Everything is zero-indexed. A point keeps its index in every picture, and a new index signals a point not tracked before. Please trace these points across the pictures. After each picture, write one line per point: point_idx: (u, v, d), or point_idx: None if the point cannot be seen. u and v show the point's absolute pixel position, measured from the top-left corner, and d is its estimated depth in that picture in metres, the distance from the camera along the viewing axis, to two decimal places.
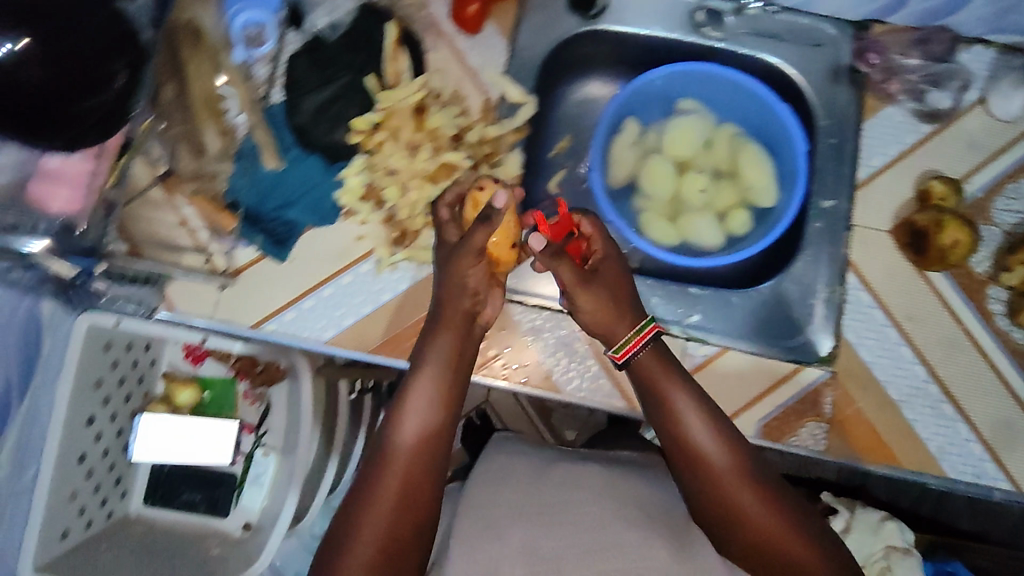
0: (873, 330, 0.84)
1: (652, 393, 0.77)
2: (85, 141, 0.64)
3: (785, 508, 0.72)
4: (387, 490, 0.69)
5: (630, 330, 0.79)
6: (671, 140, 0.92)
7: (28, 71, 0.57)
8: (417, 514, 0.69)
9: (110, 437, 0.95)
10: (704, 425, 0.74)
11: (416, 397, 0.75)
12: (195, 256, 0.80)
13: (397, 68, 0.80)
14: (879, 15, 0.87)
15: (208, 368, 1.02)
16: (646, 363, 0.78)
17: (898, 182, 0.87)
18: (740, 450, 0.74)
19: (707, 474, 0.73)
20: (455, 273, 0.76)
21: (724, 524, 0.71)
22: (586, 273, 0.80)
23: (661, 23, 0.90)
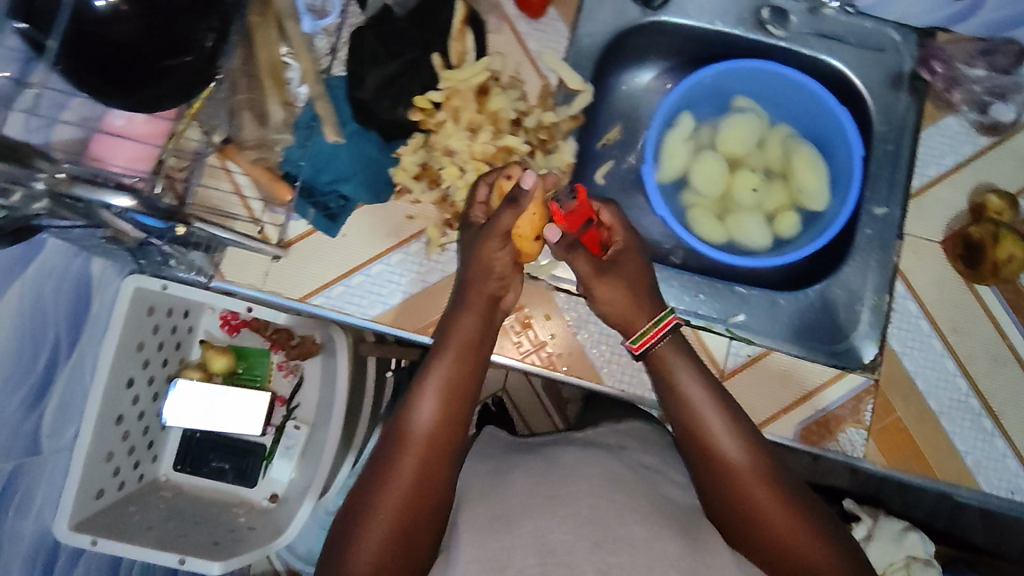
0: (919, 339, 0.83)
1: (667, 384, 0.75)
2: (168, 103, 0.58)
3: (807, 509, 0.68)
4: (398, 470, 0.66)
5: (650, 321, 0.76)
6: (726, 137, 0.91)
7: (118, 25, 0.52)
8: (427, 498, 0.66)
9: (147, 400, 0.95)
10: (722, 417, 0.71)
11: (432, 374, 0.72)
12: (248, 225, 0.80)
13: (462, 48, 0.79)
14: (946, 23, 0.87)
15: (244, 338, 1.04)
16: (663, 351, 0.76)
17: (953, 193, 0.86)
18: (757, 444, 0.70)
19: (724, 468, 0.69)
20: (484, 255, 0.76)
21: (742, 523, 0.67)
22: (604, 263, 0.78)
23: (724, 19, 0.89)
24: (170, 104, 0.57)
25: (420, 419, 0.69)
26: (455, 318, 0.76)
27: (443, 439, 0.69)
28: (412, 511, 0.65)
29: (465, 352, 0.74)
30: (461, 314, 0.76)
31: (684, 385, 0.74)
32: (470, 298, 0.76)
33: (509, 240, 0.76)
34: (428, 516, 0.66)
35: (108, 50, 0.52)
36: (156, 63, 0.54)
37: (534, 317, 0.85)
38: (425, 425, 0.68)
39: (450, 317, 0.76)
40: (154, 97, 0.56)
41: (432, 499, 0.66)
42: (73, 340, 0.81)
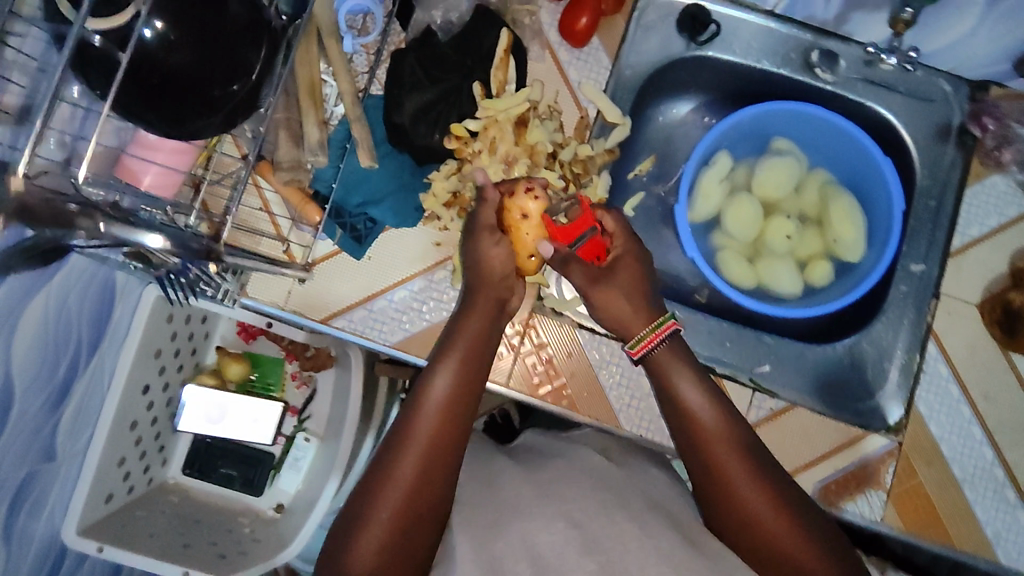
0: (946, 404, 0.82)
1: (669, 391, 0.69)
2: (209, 131, 0.55)
3: (826, 530, 0.60)
4: (392, 475, 0.58)
5: (647, 325, 0.73)
6: (763, 180, 0.89)
7: (171, 55, 0.49)
8: (424, 512, 0.58)
9: (160, 405, 0.95)
10: (722, 425, 0.65)
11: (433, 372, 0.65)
12: (275, 244, 0.80)
13: (504, 76, 0.77)
14: (1002, 78, 0.84)
15: (260, 346, 1.04)
16: (662, 356, 0.71)
17: (994, 255, 0.84)
18: (761, 454, 0.64)
19: (725, 479, 0.62)
20: (482, 257, 0.72)
21: (745, 541, 0.60)
22: (600, 271, 0.76)
23: (772, 59, 0.87)
24: (212, 132, 0.56)
25: (417, 419, 0.61)
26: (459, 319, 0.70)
27: (444, 441, 0.60)
28: (407, 525, 0.57)
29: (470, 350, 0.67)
30: (466, 318, 0.70)
31: (685, 392, 0.68)
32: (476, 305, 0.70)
33: (504, 237, 0.73)
34: (423, 531, 0.58)
35: (155, 81, 0.50)
36: (203, 95, 0.52)
37: (554, 353, 0.83)
38: (431, 405, 0.62)
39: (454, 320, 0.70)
40: (195, 126, 0.54)
41: (427, 511, 0.58)
42: (94, 347, 0.80)
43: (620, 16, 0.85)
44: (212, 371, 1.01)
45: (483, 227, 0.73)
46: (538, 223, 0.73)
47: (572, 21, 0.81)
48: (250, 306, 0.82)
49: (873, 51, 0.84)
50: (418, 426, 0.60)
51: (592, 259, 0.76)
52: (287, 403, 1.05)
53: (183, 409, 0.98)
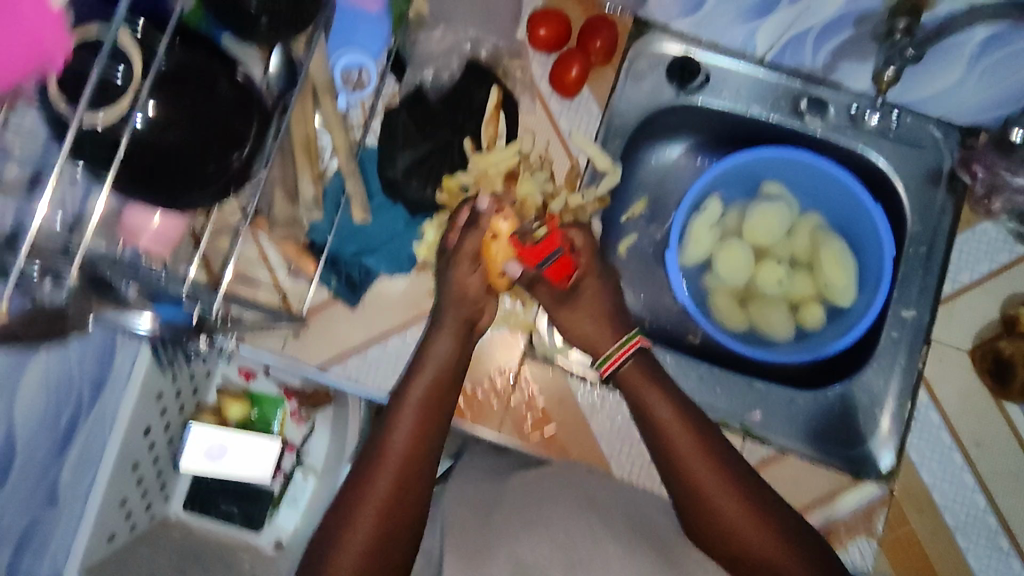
0: (938, 452, 0.82)
1: (632, 396, 0.74)
2: (201, 202, 0.56)
3: (776, 517, 0.66)
4: (383, 463, 0.66)
5: (619, 341, 0.76)
6: (753, 225, 0.90)
7: (168, 137, 0.49)
8: (412, 494, 0.65)
9: (161, 445, 0.96)
10: (680, 427, 0.70)
11: (414, 378, 0.72)
12: (272, 294, 0.81)
13: (495, 130, 0.79)
14: (990, 125, 0.84)
15: (259, 386, 1.07)
16: (627, 369, 0.74)
17: (986, 302, 0.84)
18: (717, 447, 0.70)
19: (683, 473, 0.68)
20: (456, 282, 0.76)
21: (702, 525, 0.67)
22: (567, 291, 0.78)
23: (761, 105, 0.87)
24: (200, 202, 0.55)
25: (403, 415, 0.69)
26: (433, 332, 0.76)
27: (427, 432, 0.69)
28: (398, 505, 0.64)
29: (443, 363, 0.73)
30: (436, 334, 0.75)
31: (647, 398, 0.73)
32: (447, 324, 0.76)
33: (479, 262, 0.76)
34: (413, 511, 0.65)
35: (150, 161, 0.49)
36: (195, 171, 0.51)
37: (546, 400, 0.84)
38: (415, 406, 0.69)
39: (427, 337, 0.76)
40: (188, 200, 0.54)
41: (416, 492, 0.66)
42: (95, 396, 0.81)
43: (610, 65, 0.86)
44: (213, 409, 1.04)
45: (465, 256, 0.75)
46: (509, 242, 0.74)
47: (562, 73, 0.82)
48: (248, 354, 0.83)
49: (856, 113, 0.86)
50: (405, 419, 0.68)
51: (561, 278, 0.76)
52: (286, 441, 1.08)
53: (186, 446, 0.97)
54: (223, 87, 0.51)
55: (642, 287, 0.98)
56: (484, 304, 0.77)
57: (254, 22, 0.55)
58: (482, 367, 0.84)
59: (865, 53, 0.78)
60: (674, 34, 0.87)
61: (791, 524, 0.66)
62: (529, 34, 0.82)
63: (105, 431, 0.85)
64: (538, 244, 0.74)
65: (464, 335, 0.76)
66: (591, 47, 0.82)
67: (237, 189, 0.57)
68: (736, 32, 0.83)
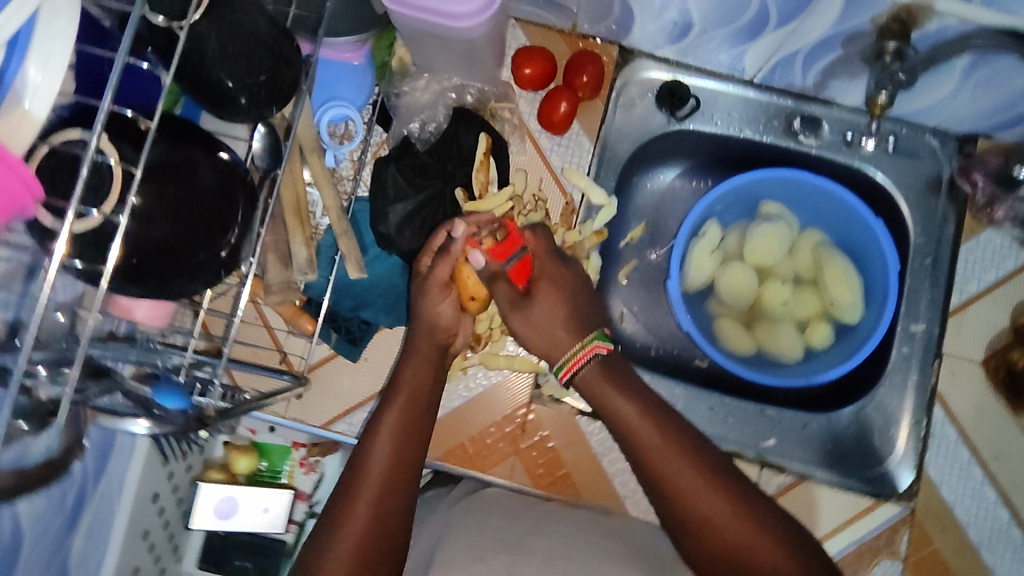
0: (958, 467, 0.81)
1: (603, 409, 0.67)
2: (195, 290, 0.54)
3: (781, 523, 0.59)
4: (355, 498, 0.60)
5: (573, 346, 0.70)
6: (754, 247, 0.88)
7: (156, 229, 0.48)
8: (390, 530, 0.60)
9: (171, 508, 0.95)
10: (658, 436, 0.63)
11: (386, 407, 0.67)
12: (272, 354, 0.80)
13: (486, 178, 0.78)
14: (988, 131, 0.83)
15: (265, 437, 1.04)
16: (589, 377, 0.68)
17: (995, 310, 0.83)
18: (703, 451, 0.63)
19: (670, 488, 0.61)
20: (428, 311, 0.72)
21: (699, 545, 0.60)
22: (525, 296, 0.71)
23: (754, 126, 0.86)
24: (192, 291, 0.53)
25: (374, 447, 0.63)
26: (405, 360, 0.73)
27: (400, 461, 0.63)
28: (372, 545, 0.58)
29: (416, 390, 0.69)
30: (411, 360, 0.72)
31: (620, 408, 0.66)
32: (420, 349, 0.72)
33: (451, 290, 0.72)
34: (389, 549, 0.59)
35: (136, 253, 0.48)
36: (185, 262, 0.50)
37: (557, 442, 0.83)
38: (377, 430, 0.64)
39: (400, 365, 0.72)
40: (183, 289, 0.52)
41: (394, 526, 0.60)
42: (99, 469, 0.78)
43: (597, 98, 0.86)
44: (220, 466, 1.03)
45: (437, 287, 0.71)
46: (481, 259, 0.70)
47: (551, 110, 0.81)
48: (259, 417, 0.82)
49: (851, 136, 0.85)
50: (377, 453, 0.63)
51: (524, 282, 0.72)
52: (296, 491, 1.04)
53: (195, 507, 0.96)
54: (205, 175, 0.50)
55: (644, 315, 0.96)
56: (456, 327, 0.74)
57: (232, 101, 0.53)
58: (490, 413, 0.83)
59: (855, 71, 0.76)
60: (660, 60, 0.86)
61: (799, 530, 0.60)
62: (514, 74, 0.82)
63: (113, 504, 0.81)
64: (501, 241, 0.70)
65: (439, 361, 0.73)
66: (577, 83, 0.82)
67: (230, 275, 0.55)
68: (723, 56, 0.82)
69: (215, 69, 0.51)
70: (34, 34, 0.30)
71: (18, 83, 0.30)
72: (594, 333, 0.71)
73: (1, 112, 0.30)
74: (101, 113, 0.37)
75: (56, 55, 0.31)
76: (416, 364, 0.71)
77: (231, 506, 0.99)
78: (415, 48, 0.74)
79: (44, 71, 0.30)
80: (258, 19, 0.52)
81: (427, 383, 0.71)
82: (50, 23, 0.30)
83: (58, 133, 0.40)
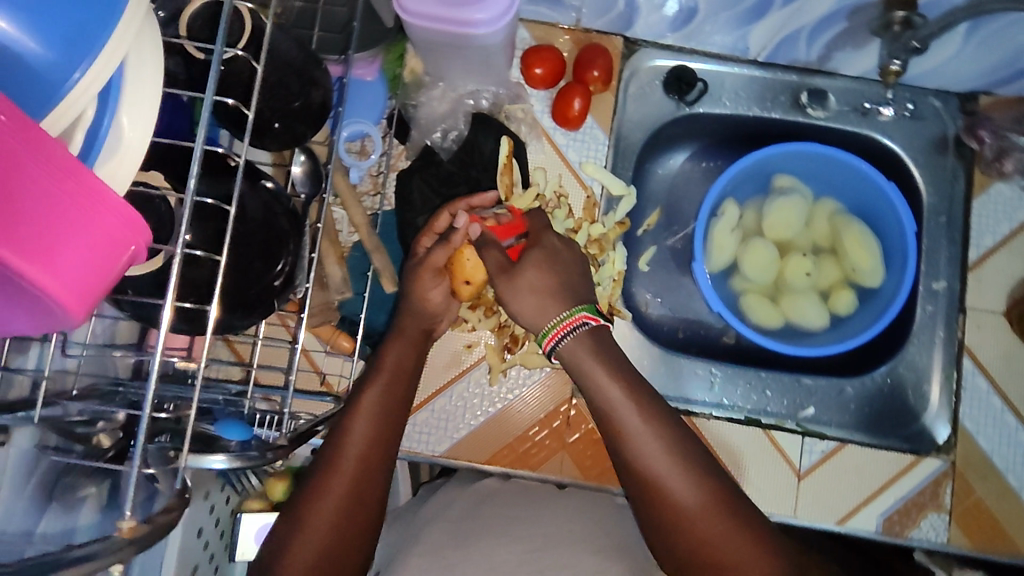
0: (991, 416, 0.83)
1: (584, 385, 0.65)
2: (250, 323, 0.54)
3: (756, 524, 0.59)
4: (315, 512, 0.58)
5: (557, 316, 0.67)
6: (772, 222, 0.90)
7: (201, 269, 0.47)
8: (349, 546, 0.59)
9: (216, 541, 0.83)
10: (642, 427, 0.61)
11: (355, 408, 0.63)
12: (310, 376, 0.79)
13: (510, 180, 0.79)
14: (988, 88, 0.85)
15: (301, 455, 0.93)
16: (575, 350, 0.66)
17: (1012, 261, 0.86)
18: (687, 445, 0.62)
19: (645, 475, 0.60)
20: (418, 296, 0.72)
21: (662, 532, 0.60)
22: (511, 268, 0.70)
23: (762, 103, 0.88)
24: (240, 323, 0.53)
25: (342, 459, 0.60)
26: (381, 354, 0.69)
27: (368, 476, 0.61)
28: (329, 562, 0.57)
29: (385, 393, 0.65)
30: (393, 344, 0.71)
31: (605, 390, 0.63)
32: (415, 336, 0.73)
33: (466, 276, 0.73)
34: (348, 564, 0.59)
35: (188, 292, 0.47)
36: (242, 295, 0.50)
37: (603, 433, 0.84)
38: (350, 430, 0.62)
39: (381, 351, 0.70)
40: (236, 322, 0.52)
41: (355, 544, 0.59)
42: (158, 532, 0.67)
43: (608, 89, 0.85)
44: (259, 494, 0.92)
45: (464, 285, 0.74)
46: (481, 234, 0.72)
47: (565, 108, 0.82)
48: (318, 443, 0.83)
49: (867, 106, 0.86)
50: (342, 466, 0.60)
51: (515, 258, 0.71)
52: None
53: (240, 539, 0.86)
54: (252, 208, 0.50)
55: (668, 300, 0.96)
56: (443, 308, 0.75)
57: (267, 127, 0.53)
58: (534, 412, 0.84)
59: (860, 40, 0.79)
60: (664, 48, 0.87)
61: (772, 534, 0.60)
62: (525, 74, 0.83)
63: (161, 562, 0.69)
64: (505, 223, 0.73)
65: (423, 345, 0.73)
66: (588, 77, 0.83)
67: (284, 302, 0.56)
68: (727, 38, 0.83)
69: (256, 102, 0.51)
70: (125, 84, 0.33)
71: (112, 133, 0.33)
72: (581, 305, 0.68)
73: (101, 159, 0.33)
74: (195, 153, 0.37)
75: (144, 105, 0.34)
76: (390, 362, 0.68)
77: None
78: (429, 56, 0.75)
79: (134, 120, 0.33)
80: (286, 42, 0.52)
81: (408, 373, 0.69)
82: (137, 73, 0.33)
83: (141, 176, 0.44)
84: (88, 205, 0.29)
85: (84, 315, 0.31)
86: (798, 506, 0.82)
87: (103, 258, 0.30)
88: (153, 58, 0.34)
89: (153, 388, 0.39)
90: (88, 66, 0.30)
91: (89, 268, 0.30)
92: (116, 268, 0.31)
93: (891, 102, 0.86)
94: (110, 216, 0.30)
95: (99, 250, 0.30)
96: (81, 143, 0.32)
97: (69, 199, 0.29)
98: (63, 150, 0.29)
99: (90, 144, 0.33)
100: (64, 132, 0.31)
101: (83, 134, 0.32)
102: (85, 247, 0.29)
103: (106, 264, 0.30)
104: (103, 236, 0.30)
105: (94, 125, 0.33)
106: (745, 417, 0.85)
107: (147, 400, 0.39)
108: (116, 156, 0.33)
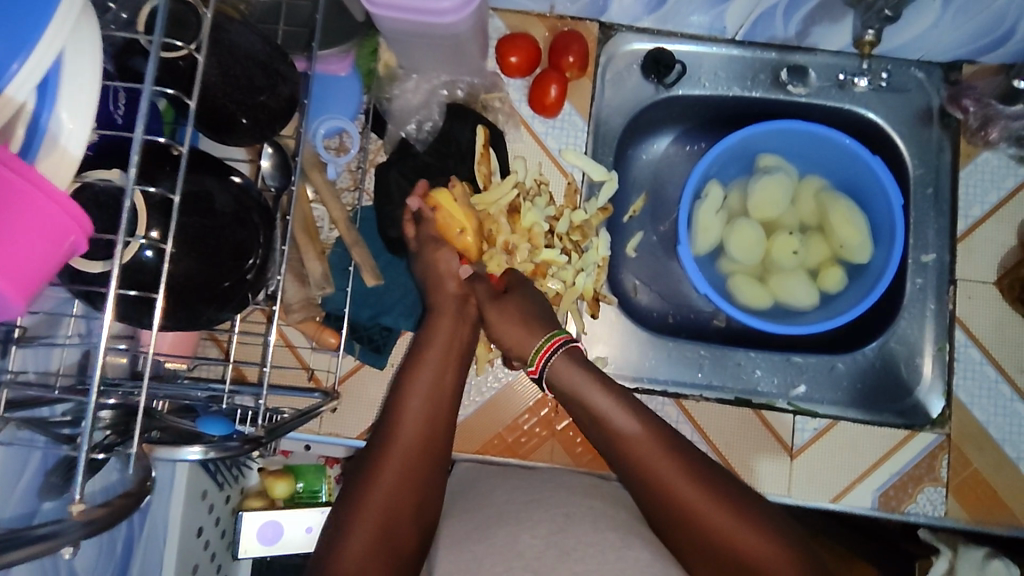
0: (986, 387, 0.83)
1: (577, 404, 0.69)
2: (223, 318, 0.54)
3: (753, 509, 0.60)
4: (365, 504, 0.60)
5: (545, 335, 0.73)
6: (758, 202, 0.89)
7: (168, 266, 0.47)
8: (401, 535, 0.59)
9: (217, 539, 0.82)
10: (643, 432, 0.64)
11: (403, 407, 0.67)
12: (300, 373, 0.80)
13: (488, 169, 0.80)
14: (970, 57, 0.84)
15: (299, 456, 0.93)
16: (563, 366, 0.70)
17: (1001, 230, 0.84)
18: (679, 444, 0.65)
19: (646, 475, 0.62)
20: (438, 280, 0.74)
21: (673, 534, 0.60)
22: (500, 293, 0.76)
23: (742, 83, 0.87)
24: (215, 318, 0.53)
25: (394, 443, 0.64)
26: (416, 358, 0.71)
27: (422, 469, 0.63)
28: (382, 551, 0.58)
29: (433, 391, 0.68)
30: (437, 321, 0.73)
31: (596, 402, 0.67)
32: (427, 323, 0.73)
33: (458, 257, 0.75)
34: (406, 548, 0.60)
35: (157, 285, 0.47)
36: (212, 290, 0.50)
37: None
38: (407, 419, 0.66)
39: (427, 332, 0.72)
40: (208, 318, 0.52)
41: (409, 531, 0.60)
42: (145, 507, 0.65)
43: (585, 75, 0.85)
44: (258, 492, 0.91)
45: (446, 275, 0.74)
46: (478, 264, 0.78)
47: (541, 96, 0.82)
48: (310, 439, 0.82)
49: (843, 78, 0.86)
50: (394, 455, 0.63)
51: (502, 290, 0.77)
52: None
53: (241, 536, 0.86)
54: (221, 202, 0.50)
55: (657, 284, 0.96)
56: (455, 287, 0.74)
57: (234, 122, 0.53)
58: (522, 401, 0.84)
59: (836, 14, 0.78)
60: (640, 31, 0.86)
61: (771, 516, 0.61)
62: (500, 63, 0.83)
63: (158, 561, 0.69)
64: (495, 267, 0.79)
65: (461, 312, 0.74)
66: (564, 63, 0.82)
67: (256, 294, 0.55)
68: (703, 18, 0.82)
69: (217, 95, 0.50)
70: (62, 78, 0.34)
71: (52, 126, 0.34)
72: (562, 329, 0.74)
73: (43, 152, 0.35)
74: (136, 143, 0.39)
75: (82, 98, 0.34)
76: (430, 365, 0.70)
77: (276, 530, 0.87)
78: (402, 49, 0.75)
79: (74, 115, 0.35)
80: (250, 38, 0.52)
81: (445, 358, 0.71)
82: (75, 65, 0.34)
83: (90, 171, 0.43)
84: (23, 198, 0.31)
85: (24, 301, 0.32)
86: (792, 485, 0.81)
87: (30, 251, 0.31)
88: (92, 50, 0.35)
89: (99, 383, 0.40)
90: (26, 56, 0.31)
91: (17, 259, 0.31)
92: (54, 257, 0.32)
93: (866, 72, 0.85)
94: (47, 203, 0.31)
95: (32, 237, 0.31)
96: (23, 138, 0.34)
97: (6, 185, 0.30)
98: (9, 151, 0.31)
99: (33, 136, 0.34)
100: (5, 126, 0.33)
101: (26, 127, 0.34)
102: (15, 232, 0.31)
103: (39, 252, 0.31)
104: (30, 231, 0.31)
105: (35, 117, 0.34)
106: (735, 398, 0.84)
107: (94, 387, 0.39)
108: (56, 150, 0.34)
